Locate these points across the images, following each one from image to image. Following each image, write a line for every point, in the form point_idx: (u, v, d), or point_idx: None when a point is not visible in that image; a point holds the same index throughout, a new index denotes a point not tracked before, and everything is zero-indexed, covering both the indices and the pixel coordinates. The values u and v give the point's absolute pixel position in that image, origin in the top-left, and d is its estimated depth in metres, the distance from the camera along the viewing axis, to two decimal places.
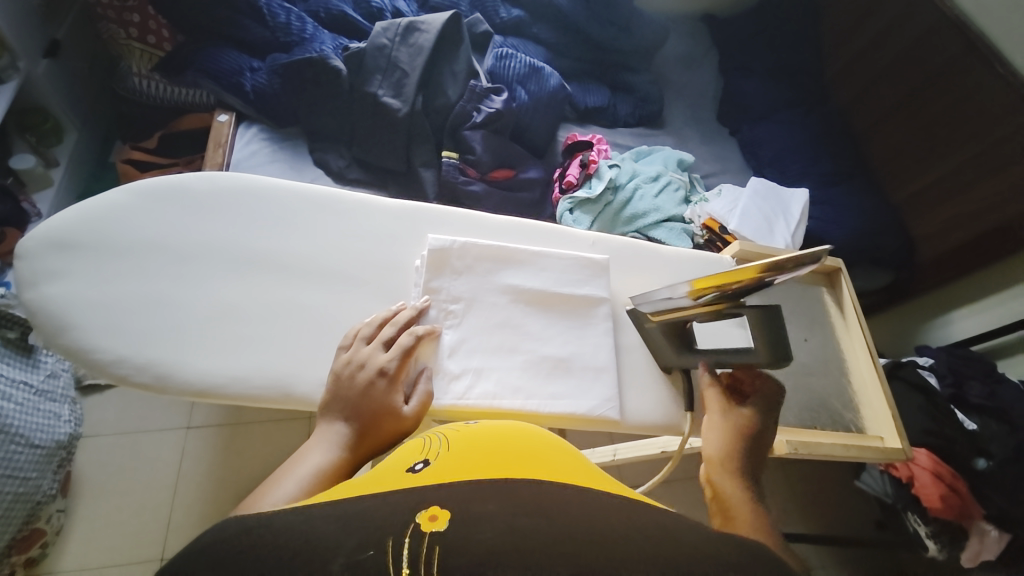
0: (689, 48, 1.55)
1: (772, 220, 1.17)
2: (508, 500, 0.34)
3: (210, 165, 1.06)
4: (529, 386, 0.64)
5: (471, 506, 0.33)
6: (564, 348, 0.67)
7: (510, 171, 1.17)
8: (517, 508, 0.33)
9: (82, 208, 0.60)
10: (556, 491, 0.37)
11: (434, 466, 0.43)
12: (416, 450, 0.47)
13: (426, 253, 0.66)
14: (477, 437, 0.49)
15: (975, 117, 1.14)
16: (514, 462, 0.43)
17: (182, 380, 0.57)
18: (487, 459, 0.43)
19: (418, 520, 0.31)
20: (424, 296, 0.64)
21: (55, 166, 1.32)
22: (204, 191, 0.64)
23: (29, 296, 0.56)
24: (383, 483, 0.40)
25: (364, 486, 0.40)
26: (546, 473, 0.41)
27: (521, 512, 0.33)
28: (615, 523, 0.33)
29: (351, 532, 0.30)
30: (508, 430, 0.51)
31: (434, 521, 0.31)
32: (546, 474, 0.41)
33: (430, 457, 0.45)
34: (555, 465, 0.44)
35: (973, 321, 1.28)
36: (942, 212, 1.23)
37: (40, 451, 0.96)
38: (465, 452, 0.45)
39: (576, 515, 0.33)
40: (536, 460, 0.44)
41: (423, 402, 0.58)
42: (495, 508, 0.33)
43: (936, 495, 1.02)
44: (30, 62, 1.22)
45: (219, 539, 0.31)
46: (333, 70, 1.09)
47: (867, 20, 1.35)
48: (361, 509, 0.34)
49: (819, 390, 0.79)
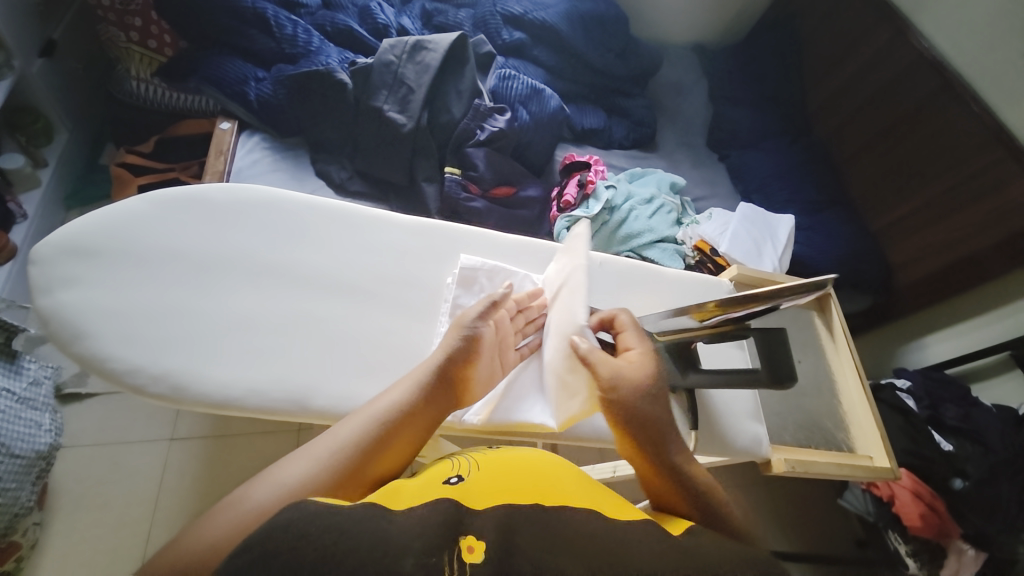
0: (681, 75, 1.61)
1: (761, 244, 1.21)
2: (543, 529, 0.39)
3: (211, 173, 1.06)
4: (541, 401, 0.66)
5: (510, 536, 0.38)
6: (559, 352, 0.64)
7: (511, 189, 1.19)
8: (547, 543, 0.38)
9: (101, 215, 0.60)
10: (589, 518, 0.41)
11: (469, 482, 0.47)
12: (445, 468, 0.50)
13: (458, 271, 0.68)
14: (507, 457, 0.52)
15: (949, 152, 1.21)
16: (543, 484, 0.47)
17: (198, 391, 0.57)
18: (520, 479, 0.47)
19: (459, 547, 0.36)
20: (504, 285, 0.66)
21: (44, 166, 1.29)
22: (221, 202, 0.64)
23: (42, 303, 0.55)
24: (426, 492, 0.44)
25: (409, 495, 0.44)
26: (573, 496, 0.46)
27: (553, 545, 0.37)
28: (644, 551, 0.38)
29: (414, 543, 0.36)
30: (531, 453, 0.54)
31: (472, 553, 0.36)
32: (575, 498, 0.46)
33: (462, 474, 0.49)
34: (578, 487, 0.48)
35: (947, 346, 1.34)
36: (917, 241, 1.29)
37: (21, 460, 0.93)
38: (498, 469, 0.49)
39: (604, 542, 0.38)
40: (561, 480, 0.48)
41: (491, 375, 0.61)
42: (531, 541, 0.38)
43: (916, 513, 1.09)
44: (25, 62, 1.19)
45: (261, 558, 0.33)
46: (338, 83, 1.10)
47: (848, 57, 1.43)
48: (416, 525, 0.38)
49: (811, 409, 0.84)
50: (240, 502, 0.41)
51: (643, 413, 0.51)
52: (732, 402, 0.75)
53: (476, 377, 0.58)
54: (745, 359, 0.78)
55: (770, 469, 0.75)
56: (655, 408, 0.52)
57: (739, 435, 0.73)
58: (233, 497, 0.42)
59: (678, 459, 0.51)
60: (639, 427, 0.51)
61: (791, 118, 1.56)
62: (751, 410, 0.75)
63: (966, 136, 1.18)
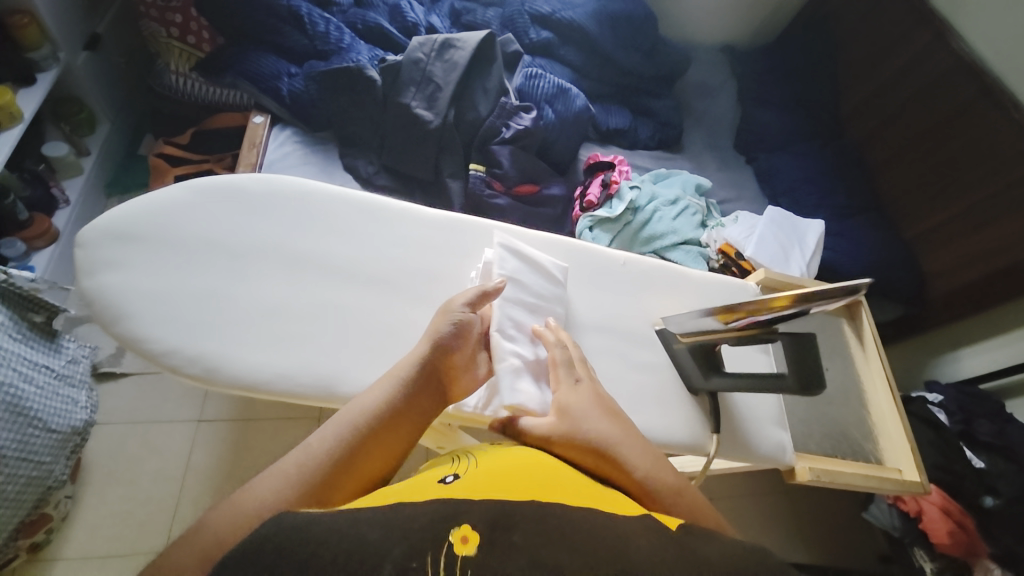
0: (710, 76, 1.58)
1: (788, 248, 1.19)
2: (539, 522, 0.36)
3: (244, 165, 1.09)
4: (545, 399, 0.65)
5: (500, 532, 0.35)
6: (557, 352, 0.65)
7: (534, 187, 1.19)
8: (544, 536, 0.35)
9: (145, 201, 0.62)
10: (588, 515, 0.39)
11: (465, 479, 0.45)
12: (447, 468, 0.50)
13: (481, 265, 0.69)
14: (508, 456, 0.51)
15: (990, 158, 1.17)
16: (543, 481, 0.45)
17: (231, 374, 0.58)
18: (517, 475, 0.46)
19: (452, 539, 0.34)
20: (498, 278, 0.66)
21: (86, 155, 1.35)
22: (256, 191, 0.66)
23: (87, 284, 0.58)
24: (420, 490, 0.43)
25: (401, 492, 0.42)
26: (569, 494, 0.43)
27: (548, 541, 0.35)
28: (642, 556, 0.35)
29: (395, 540, 0.33)
30: (530, 450, 0.52)
31: (466, 545, 0.34)
32: (573, 496, 0.43)
33: (460, 472, 0.48)
34: (577, 485, 0.46)
35: (983, 359, 1.28)
36: (953, 250, 1.25)
37: (56, 435, 0.97)
38: (496, 468, 0.48)
39: (599, 542, 0.35)
40: (562, 481, 0.46)
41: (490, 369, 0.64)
42: (523, 537, 0.35)
43: (945, 530, 1.05)
44: (71, 55, 1.25)
45: (273, 536, 0.33)
46: (368, 80, 1.12)
47: (884, 60, 1.39)
48: (402, 518, 0.36)
49: (838, 418, 0.81)
50: (245, 497, 0.43)
51: (570, 442, 0.53)
52: (757, 407, 0.73)
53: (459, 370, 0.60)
54: (770, 363, 0.77)
55: (794, 477, 0.74)
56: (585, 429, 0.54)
57: (762, 441, 0.72)
58: (239, 494, 0.44)
59: (628, 459, 0.52)
60: (572, 454, 0.53)
61: (822, 121, 1.53)
62: (776, 416, 0.74)
63: (1008, 142, 1.13)
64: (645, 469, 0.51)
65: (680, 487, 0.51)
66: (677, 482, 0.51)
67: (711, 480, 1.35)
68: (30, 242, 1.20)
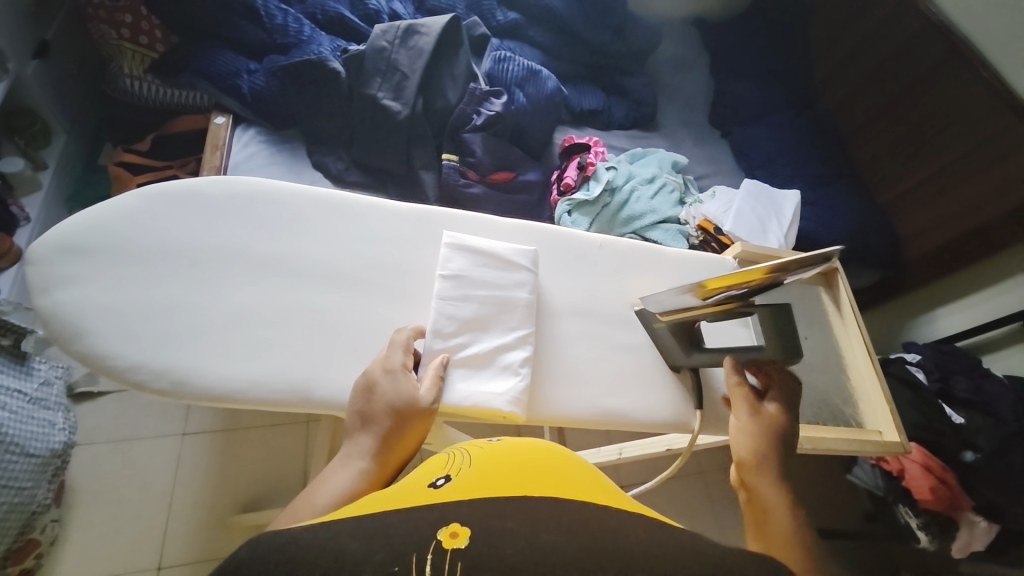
0: (682, 51, 1.57)
1: (766, 220, 1.19)
2: (529, 515, 0.36)
3: (208, 168, 1.05)
4: (517, 389, 0.64)
5: (493, 522, 0.35)
6: (509, 335, 0.66)
7: (510, 173, 1.18)
8: (534, 525, 0.35)
9: (96, 212, 0.60)
10: (578, 507, 0.38)
11: (456, 481, 0.43)
12: (439, 466, 0.49)
13: (450, 255, 0.68)
14: (499, 452, 0.49)
15: (958, 120, 1.18)
16: (534, 478, 0.44)
17: (200, 385, 0.57)
18: (509, 475, 0.44)
19: (440, 537, 0.33)
20: (441, 354, 0.62)
21: (44, 168, 1.30)
22: (216, 196, 0.64)
23: (42, 302, 0.56)
24: (410, 496, 0.41)
25: (390, 499, 0.40)
26: (561, 487, 0.43)
27: (542, 528, 0.35)
28: (636, 535, 0.35)
29: (376, 547, 0.32)
30: (527, 446, 0.52)
31: (457, 538, 0.33)
32: (565, 490, 0.43)
33: (452, 472, 0.46)
34: (569, 479, 0.46)
35: (958, 318, 1.31)
36: (927, 212, 1.26)
37: (35, 459, 0.94)
38: (488, 467, 0.46)
39: (592, 527, 0.35)
40: (554, 477, 0.45)
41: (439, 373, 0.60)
42: (517, 523, 0.35)
43: (926, 487, 1.08)
44: (19, 64, 1.19)
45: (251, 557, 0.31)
46: (331, 72, 1.09)
47: (853, 25, 1.39)
48: (384, 527, 0.34)
49: (820, 386, 0.82)
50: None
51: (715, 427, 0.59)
52: None
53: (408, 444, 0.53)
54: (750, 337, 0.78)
55: None
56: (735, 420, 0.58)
57: None
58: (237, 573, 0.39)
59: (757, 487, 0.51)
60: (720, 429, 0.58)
61: (795, 91, 1.52)
62: None
63: (975, 102, 1.15)
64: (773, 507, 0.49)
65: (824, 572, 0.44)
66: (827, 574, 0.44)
67: (701, 453, 1.37)
68: None
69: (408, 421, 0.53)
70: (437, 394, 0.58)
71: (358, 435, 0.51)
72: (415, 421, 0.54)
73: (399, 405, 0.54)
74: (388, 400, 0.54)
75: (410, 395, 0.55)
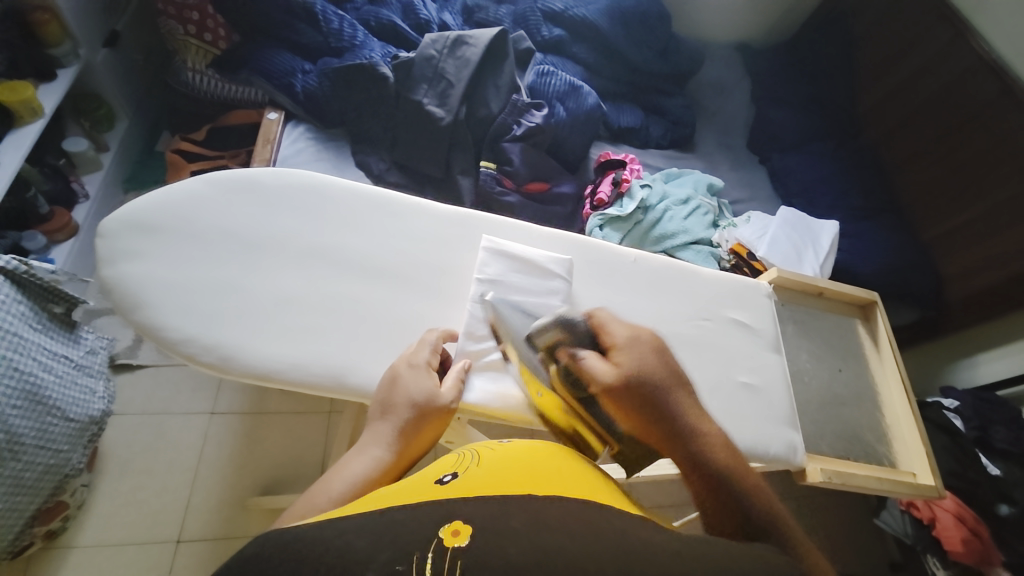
0: (724, 75, 1.57)
1: (801, 249, 1.17)
2: (533, 515, 0.36)
3: (258, 160, 1.11)
4: None
5: (496, 520, 0.35)
6: None
7: (545, 185, 1.19)
8: (533, 524, 0.35)
9: (162, 193, 0.64)
10: (583, 510, 0.38)
11: (462, 479, 0.43)
12: (450, 463, 0.49)
13: (486, 257, 0.69)
14: (508, 453, 0.49)
15: (1009, 161, 1.14)
16: (541, 478, 0.44)
17: (245, 363, 0.59)
18: (517, 473, 0.44)
19: (441, 535, 0.34)
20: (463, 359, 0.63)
21: (105, 151, 1.38)
22: (272, 185, 0.67)
23: (108, 273, 0.60)
24: (415, 492, 0.41)
25: (396, 495, 0.41)
26: (567, 488, 0.43)
27: (546, 528, 0.35)
28: (639, 540, 0.35)
29: (382, 546, 0.33)
30: (537, 447, 0.51)
31: (458, 536, 0.34)
32: (570, 492, 0.42)
33: (459, 470, 0.46)
34: (577, 481, 0.45)
35: (1001, 365, 1.26)
36: (973, 253, 1.22)
37: (73, 424, 0.99)
38: (496, 466, 0.46)
39: (594, 530, 0.35)
40: (561, 478, 0.45)
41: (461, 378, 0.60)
42: (521, 523, 0.35)
43: (958, 538, 1.02)
44: (90, 51, 1.27)
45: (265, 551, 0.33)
46: (380, 77, 1.13)
47: (903, 58, 1.37)
48: (389, 523, 0.35)
49: (853, 422, 0.79)
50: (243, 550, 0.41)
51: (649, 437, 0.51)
52: (766, 406, 0.73)
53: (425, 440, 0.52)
54: (779, 362, 0.77)
55: (806, 478, 0.73)
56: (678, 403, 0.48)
57: (772, 441, 0.70)
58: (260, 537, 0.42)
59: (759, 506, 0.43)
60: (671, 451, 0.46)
61: (838, 121, 1.50)
62: (789, 418, 0.73)
63: None
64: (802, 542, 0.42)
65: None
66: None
67: None
68: (50, 235, 1.22)
69: (427, 418, 0.53)
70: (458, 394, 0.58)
71: (377, 424, 0.51)
72: (434, 419, 0.54)
73: (420, 400, 0.54)
74: (410, 394, 0.54)
75: (434, 393, 0.55)
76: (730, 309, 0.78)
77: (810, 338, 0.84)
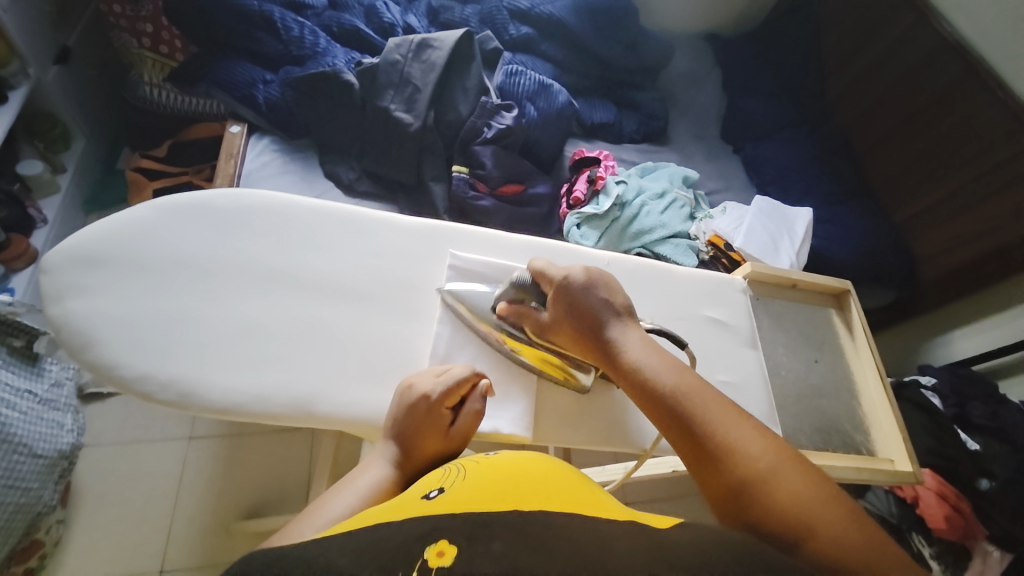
0: (694, 66, 1.57)
1: (777, 238, 1.18)
2: (515, 534, 0.35)
3: (222, 176, 1.07)
4: (516, 411, 0.64)
5: (480, 541, 0.34)
6: (499, 358, 0.66)
7: (519, 186, 1.18)
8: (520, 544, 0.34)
9: (109, 223, 0.61)
10: (562, 521, 0.37)
11: (449, 493, 0.42)
12: (434, 480, 0.47)
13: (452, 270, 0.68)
14: (496, 465, 0.48)
15: (975, 140, 1.17)
16: (526, 490, 0.42)
17: (205, 398, 0.57)
18: (503, 485, 0.43)
19: (426, 555, 0.33)
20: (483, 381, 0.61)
21: (62, 172, 1.32)
22: (227, 208, 0.65)
23: (53, 311, 0.57)
24: (399, 510, 0.40)
25: (379, 514, 0.40)
26: (552, 500, 0.41)
27: (528, 549, 0.33)
28: (624, 546, 0.34)
29: (365, 561, 0.32)
30: (525, 461, 0.50)
31: (442, 557, 0.32)
32: (557, 502, 0.41)
33: (445, 486, 0.45)
34: (571, 494, 0.43)
35: (974, 341, 1.28)
36: (943, 233, 1.24)
37: (43, 460, 0.95)
38: (484, 479, 0.45)
39: (576, 538, 0.34)
40: (550, 491, 0.43)
41: (473, 415, 0.58)
42: (501, 547, 0.33)
43: (940, 515, 1.07)
44: (40, 69, 1.21)
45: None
46: (345, 84, 1.10)
47: (868, 43, 1.39)
48: (375, 541, 0.34)
49: (831, 411, 0.80)
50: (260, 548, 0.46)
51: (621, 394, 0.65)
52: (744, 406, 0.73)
53: (425, 456, 0.56)
54: (756, 357, 0.77)
55: None
56: (605, 315, 0.60)
57: None
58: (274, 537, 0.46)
59: (654, 378, 0.54)
60: (593, 353, 0.60)
61: (808, 107, 1.51)
62: (766, 415, 0.73)
63: (996, 122, 1.13)
64: (696, 405, 0.51)
65: (818, 507, 0.43)
66: (817, 502, 0.43)
67: None
68: (8, 263, 1.17)
69: (425, 438, 0.55)
70: (472, 423, 0.58)
71: (382, 445, 0.56)
72: (436, 438, 0.56)
73: (417, 423, 0.55)
74: (401, 416, 0.56)
75: (430, 420, 0.56)
76: (705, 307, 0.78)
77: (786, 331, 0.84)
